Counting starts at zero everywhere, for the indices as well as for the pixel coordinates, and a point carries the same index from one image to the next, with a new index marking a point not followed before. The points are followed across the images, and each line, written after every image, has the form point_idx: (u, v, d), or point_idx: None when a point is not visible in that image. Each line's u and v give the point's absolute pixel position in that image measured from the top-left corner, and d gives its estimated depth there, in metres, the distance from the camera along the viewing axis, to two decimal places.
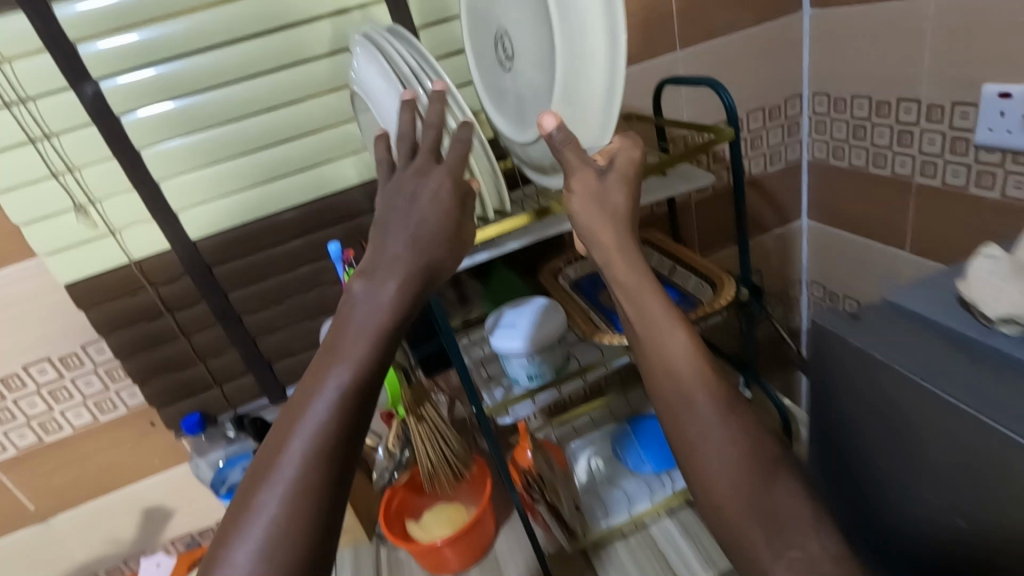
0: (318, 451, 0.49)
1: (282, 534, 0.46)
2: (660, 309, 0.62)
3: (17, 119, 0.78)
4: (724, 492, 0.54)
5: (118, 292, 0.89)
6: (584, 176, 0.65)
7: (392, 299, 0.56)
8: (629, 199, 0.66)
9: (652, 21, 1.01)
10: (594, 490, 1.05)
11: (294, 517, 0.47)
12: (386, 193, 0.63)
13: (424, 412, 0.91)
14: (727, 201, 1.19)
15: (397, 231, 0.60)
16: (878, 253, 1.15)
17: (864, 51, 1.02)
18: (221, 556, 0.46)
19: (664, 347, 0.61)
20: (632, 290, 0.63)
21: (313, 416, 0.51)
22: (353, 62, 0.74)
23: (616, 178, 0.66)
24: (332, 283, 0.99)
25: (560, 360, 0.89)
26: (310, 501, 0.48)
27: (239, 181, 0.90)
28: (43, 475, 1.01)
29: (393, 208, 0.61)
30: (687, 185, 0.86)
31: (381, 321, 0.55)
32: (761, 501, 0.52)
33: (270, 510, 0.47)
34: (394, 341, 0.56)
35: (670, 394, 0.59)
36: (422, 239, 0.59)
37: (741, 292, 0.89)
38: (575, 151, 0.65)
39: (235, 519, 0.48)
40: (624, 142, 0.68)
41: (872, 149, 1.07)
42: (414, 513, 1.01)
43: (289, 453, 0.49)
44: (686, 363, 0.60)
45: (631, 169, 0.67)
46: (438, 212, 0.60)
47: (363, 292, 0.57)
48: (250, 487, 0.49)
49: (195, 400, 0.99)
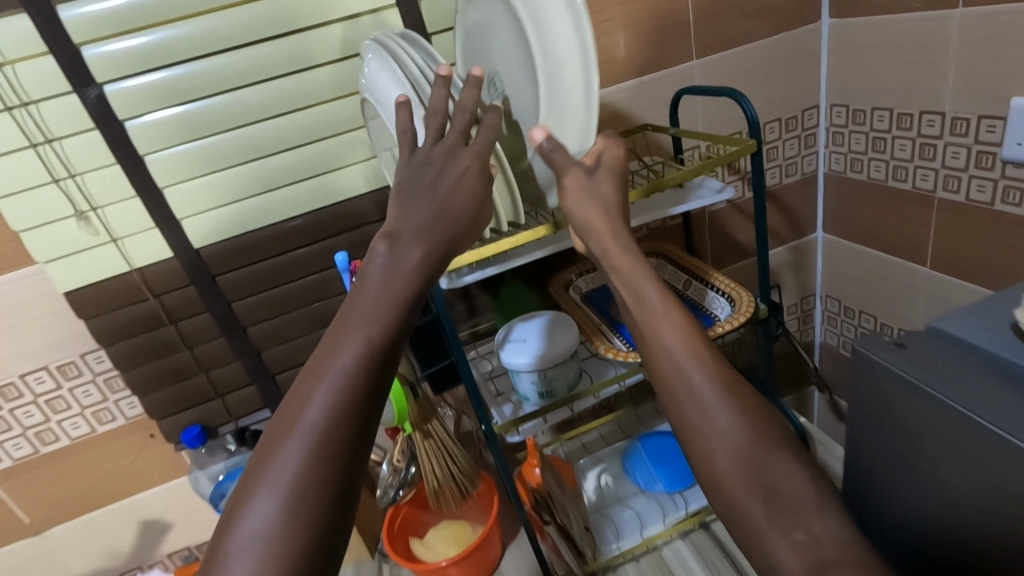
0: (341, 402, 0.52)
1: (307, 478, 0.49)
2: (652, 293, 0.68)
3: (18, 123, 0.76)
4: (718, 457, 0.57)
5: (119, 300, 0.87)
6: (575, 174, 0.68)
7: (412, 265, 0.61)
8: (618, 191, 0.71)
9: (669, 29, 0.99)
10: (604, 508, 1.02)
11: (319, 462, 0.50)
12: (411, 166, 0.66)
13: (430, 428, 0.88)
14: (742, 213, 1.16)
15: (420, 205, 0.64)
16: (897, 269, 1.12)
17: (885, 62, 1.00)
18: (248, 498, 0.48)
19: (658, 330, 0.65)
20: (625, 275, 0.69)
21: (336, 371, 0.54)
22: (365, 70, 0.72)
23: (605, 174, 0.71)
24: (339, 293, 0.97)
25: (572, 377, 0.86)
26: (334, 449, 0.51)
27: (245, 188, 0.88)
28: (39, 487, 0.98)
29: (420, 177, 0.65)
30: (706, 199, 0.83)
31: (402, 285, 0.60)
32: (756, 467, 0.55)
33: (295, 456, 0.50)
34: (413, 306, 0.60)
35: (666, 372, 0.63)
36: (444, 212, 0.64)
37: (760, 309, 0.86)
38: (564, 156, 0.68)
39: (260, 467, 0.50)
40: (609, 143, 0.74)
41: (892, 162, 1.05)
42: (418, 531, 0.99)
43: (313, 404, 0.52)
44: (680, 339, 0.64)
45: (618, 166, 0.72)
46: (461, 188, 0.64)
47: (386, 253, 0.62)
48: (274, 437, 0.52)
49: (195, 411, 0.97)
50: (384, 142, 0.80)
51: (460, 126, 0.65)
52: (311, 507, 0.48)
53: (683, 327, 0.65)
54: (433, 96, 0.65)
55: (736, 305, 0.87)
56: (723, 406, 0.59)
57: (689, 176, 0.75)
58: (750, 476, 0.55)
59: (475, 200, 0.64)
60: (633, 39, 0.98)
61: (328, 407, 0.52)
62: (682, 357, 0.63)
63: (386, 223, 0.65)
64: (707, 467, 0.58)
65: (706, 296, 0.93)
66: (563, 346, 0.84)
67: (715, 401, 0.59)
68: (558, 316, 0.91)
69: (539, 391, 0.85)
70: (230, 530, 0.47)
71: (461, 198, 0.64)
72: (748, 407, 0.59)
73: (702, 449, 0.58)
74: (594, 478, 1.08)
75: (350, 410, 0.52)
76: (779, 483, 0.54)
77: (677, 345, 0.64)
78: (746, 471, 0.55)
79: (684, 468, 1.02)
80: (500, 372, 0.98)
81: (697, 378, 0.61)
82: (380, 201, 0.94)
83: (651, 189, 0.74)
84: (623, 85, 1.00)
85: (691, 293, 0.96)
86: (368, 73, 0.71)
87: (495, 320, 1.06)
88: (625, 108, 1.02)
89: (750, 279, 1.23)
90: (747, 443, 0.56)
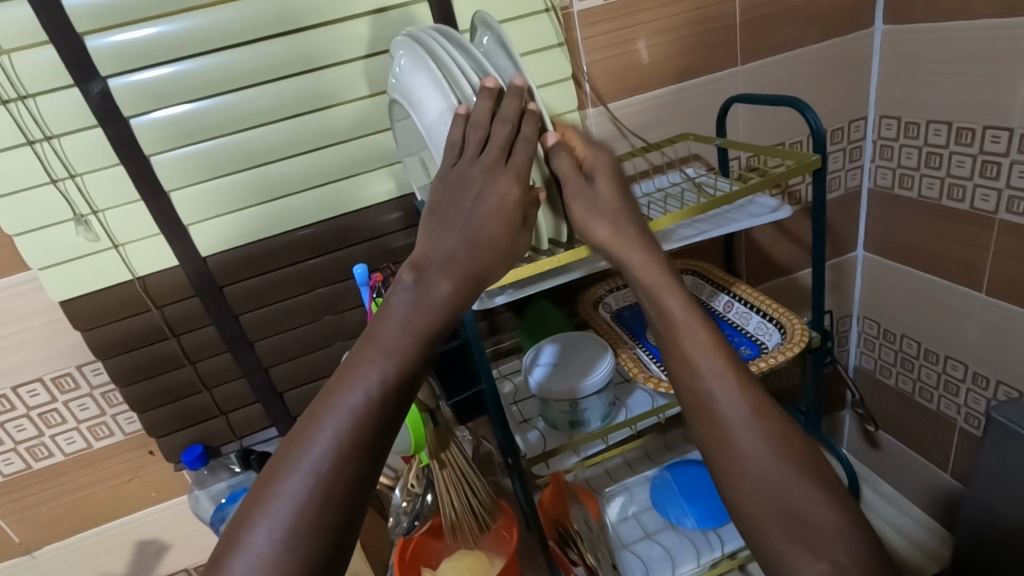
0: (347, 443, 0.47)
1: (306, 521, 0.45)
2: (678, 306, 0.60)
3: (15, 118, 0.70)
4: (755, 505, 0.50)
5: (120, 311, 0.81)
6: (577, 183, 0.63)
7: (440, 299, 0.56)
8: (621, 197, 0.65)
9: (715, 32, 0.93)
10: (630, 544, 0.95)
11: (320, 505, 0.45)
12: (446, 184, 0.60)
13: (447, 457, 0.81)
14: (782, 229, 1.10)
15: (455, 230, 0.59)
16: (947, 294, 1.05)
17: (946, 73, 0.93)
18: (240, 539, 0.44)
19: (682, 348, 0.58)
20: (649, 288, 0.62)
21: (346, 406, 0.49)
22: (397, 69, 0.64)
23: (602, 183, 0.65)
24: (353, 307, 0.91)
25: (607, 407, 0.80)
26: (336, 492, 0.46)
27: (257, 194, 0.81)
28: (30, 505, 0.92)
29: (453, 201, 0.60)
30: (755, 219, 0.76)
31: (428, 320, 0.54)
32: (788, 505, 0.49)
33: (296, 495, 0.45)
34: (435, 343, 0.55)
35: (687, 392, 0.57)
36: (479, 242, 0.58)
37: (813, 338, 0.80)
38: (567, 161, 0.62)
39: (256, 503, 0.46)
40: (593, 151, 0.67)
41: (947, 179, 0.98)
42: (431, 560, 0.91)
43: (320, 440, 0.47)
44: (709, 360, 0.57)
45: (610, 169, 0.66)
46: (497, 216, 0.58)
47: (412, 286, 0.56)
48: (274, 470, 0.47)
49: (197, 430, 0.90)
50: (410, 145, 0.73)
51: (500, 140, 0.57)
52: (307, 553, 0.44)
53: (716, 349, 0.57)
54: (476, 107, 0.57)
55: (787, 333, 0.80)
56: (757, 433, 0.52)
57: (746, 194, 0.69)
58: (776, 509, 0.49)
59: (510, 229, 0.59)
60: (677, 42, 0.91)
61: (336, 445, 0.47)
62: (706, 379, 0.56)
63: (415, 248, 0.60)
64: (734, 495, 0.51)
65: (751, 321, 0.87)
66: (594, 375, 0.77)
67: (746, 423, 0.53)
68: (587, 338, 0.85)
69: (569, 422, 0.79)
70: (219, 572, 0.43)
71: (492, 227, 0.58)
72: (785, 439, 0.52)
73: (742, 499, 0.51)
74: (618, 507, 1.01)
75: (359, 452, 0.48)
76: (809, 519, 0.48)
77: (704, 365, 0.57)
78: (772, 506, 0.49)
79: (718, 504, 0.95)
80: (525, 396, 0.92)
81: (724, 400, 0.54)
82: (401, 210, 0.88)
83: (705, 207, 0.67)
84: (662, 90, 0.94)
85: (733, 315, 0.90)
86: (399, 72, 0.64)
87: (517, 338, 1.00)
88: (664, 116, 0.96)
89: (786, 299, 1.16)
90: (775, 472, 0.50)
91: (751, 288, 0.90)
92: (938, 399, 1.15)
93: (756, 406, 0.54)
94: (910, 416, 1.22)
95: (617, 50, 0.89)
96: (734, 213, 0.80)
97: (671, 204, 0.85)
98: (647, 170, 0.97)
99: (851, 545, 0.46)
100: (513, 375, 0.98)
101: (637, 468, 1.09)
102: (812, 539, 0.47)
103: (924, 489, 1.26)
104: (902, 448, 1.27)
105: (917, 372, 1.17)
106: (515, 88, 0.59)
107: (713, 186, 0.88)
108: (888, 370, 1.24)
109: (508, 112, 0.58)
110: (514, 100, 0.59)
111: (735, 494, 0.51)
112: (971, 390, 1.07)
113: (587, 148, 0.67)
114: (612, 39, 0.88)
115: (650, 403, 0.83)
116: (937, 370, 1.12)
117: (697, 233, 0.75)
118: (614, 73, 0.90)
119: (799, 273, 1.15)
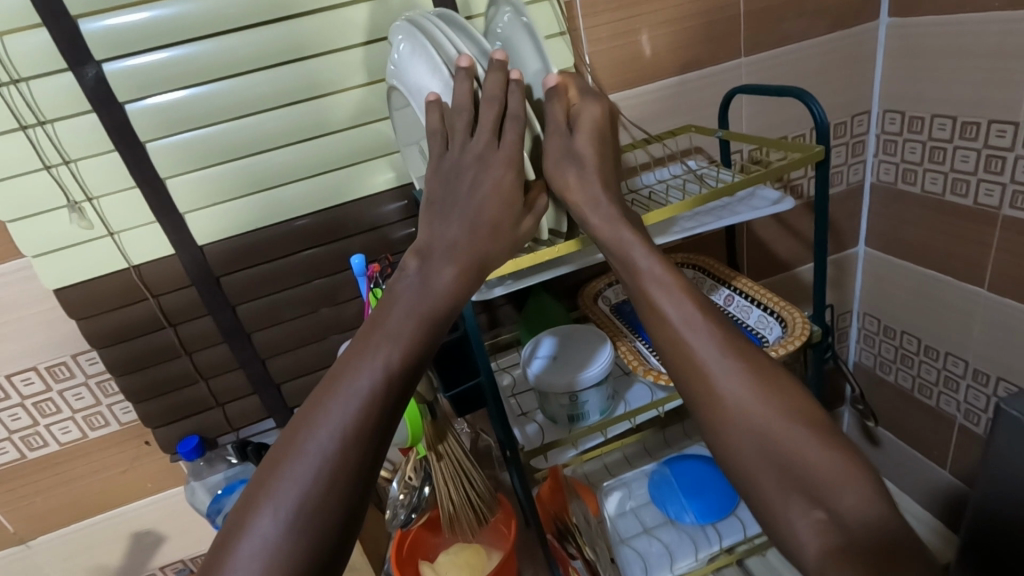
0: (355, 427, 0.47)
1: (312, 504, 0.44)
2: (647, 259, 0.59)
3: (7, 102, 0.69)
4: (759, 473, 0.48)
5: (115, 300, 0.80)
6: (556, 134, 0.60)
7: (442, 289, 0.55)
8: (600, 154, 0.61)
9: (719, 22, 0.91)
10: (629, 539, 0.94)
11: (326, 489, 0.45)
12: (440, 173, 0.60)
13: (444, 449, 0.80)
14: (783, 224, 1.09)
15: (459, 219, 0.59)
16: (949, 289, 1.04)
17: (952, 66, 0.92)
18: (246, 522, 0.44)
19: (658, 301, 0.57)
20: (615, 251, 0.60)
21: (354, 391, 0.48)
22: (395, 54, 0.62)
23: (585, 136, 0.61)
24: (350, 298, 0.90)
25: (607, 399, 0.79)
26: (343, 476, 0.45)
27: (254, 182, 0.80)
28: (24, 496, 0.92)
29: (453, 188, 0.59)
30: (753, 211, 0.76)
31: (434, 307, 0.54)
32: (798, 475, 0.46)
33: (302, 478, 0.45)
34: (438, 331, 0.55)
35: (673, 360, 0.55)
36: (483, 229, 0.58)
37: (814, 333, 0.80)
38: (560, 105, 0.60)
39: (263, 485, 0.45)
40: (586, 98, 0.62)
41: (951, 175, 0.97)
42: (428, 553, 0.91)
43: (327, 424, 0.47)
44: (689, 324, 0.55)
45: (599, 120, 0.62)
46: (497, 206, 0.57)
47: (417, 273, 0.57)
48: (281, 453, 0.47)
49: (192, 421, 0.90)
50: (411, 135, 0.72)
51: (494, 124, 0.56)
52: (314, 536, 0.43)
53: (695, 304, 0.56)
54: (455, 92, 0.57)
55: (788, 328, 0.80)
56: (741, 379, 0.51)
57: (747, 185, 0.68)
58: (769, 458, 0.48)
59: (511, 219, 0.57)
60: (680, 33, 0.90)
61: (342, 429, 0.47)
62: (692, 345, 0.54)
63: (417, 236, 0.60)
64: (725, 450, 0.50)
65: (752, 315, 0.86)
66: (593, 368, 0.77)
67: (728, 371, 0.52)
68: (586, 331, 0.84)
69: (568, 416, 0.78)
70: (226, 555, 0.43)
71: (495, 215, 0.58)
72: (788, 409, 0.50)
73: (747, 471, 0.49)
74: (617, 501, 1.00)
75: (363, 438, 0.47)
76: (798, 465, 0.47)
77: (682, 321, 0.55)
78: (760, 454, 0.48)
79: (718, 500, 0.94)
80: (523, 389, 0.91)
81: (703, 351, 0.53)
82: (401, 200, 0.87)
83: (706, 198, 0.67)
84: (666, 82, 0.93)
85: (733, 309, 0.89)
86: (397, 58, 0.62)
87: (517, 331, 1.00)
88: (666, 108, 0.95)
89: (787, 294, 1.16)
90: (763, 416, 0.49)
91: (752, 282, 0.89)
92: (938, 396, 1.15)
93: (740, 356, 0.53)
94: (910, 412, 1.22)
95: (619, 40, 0.88)
96: (737, 205, 0.80)
97: (673, 195, 0.84)
98: (649, 163, 0.96)
99: (841, 489, 0.45)
100: (512, 368, 0.96)
101: (636, 463, 1.09)
102: (810, 493, 0.45)
103: (923, 485, 1.26)
104: (901, 445, 1.27)
105: (917, 369, 1.17)
106: (497, 63, 0.56)
107: (714, 178, 0.87)
108: (887, 366, 1.24)
109: (495, 91, 0.56)
110: (497, 75, 0.56)
111: (727, 450, 0.50)
112: (971, 387, 1.07)
113: (582, 95, 0.63)
114: (614, 29, 0.87)
115: (649, 397, 0.83)
116: (937, 367, 1.12)
117: (698, 225, 0.74)
118: (616, 64, 0.89)
119: (800, 268, 1.14)
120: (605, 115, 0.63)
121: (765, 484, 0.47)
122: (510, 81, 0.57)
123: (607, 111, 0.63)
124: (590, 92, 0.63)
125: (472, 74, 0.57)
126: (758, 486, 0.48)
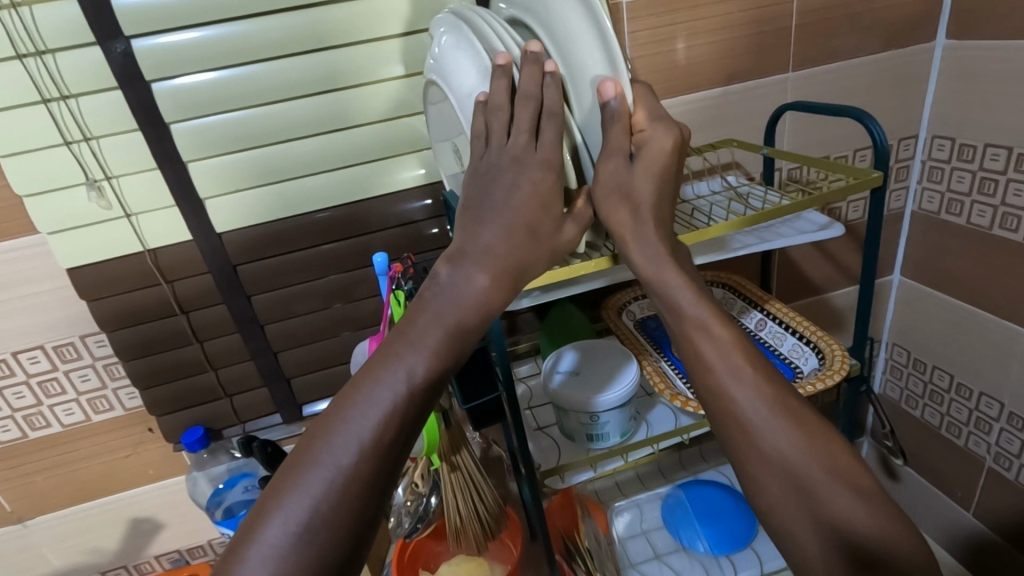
0: (373, 438, 0.44)
1: (322, 517, 0.41)
2: (691, 300, 0.56)
3: (30, 72, 0.67)
4: (791, 512, 0.47)
5: (129, 283, 0.78)
6: (612, 158, 0.55)
7: (470, 299, 0.52)
8: (656, 191, 0.57)
9: (768, 35, 0.88)
10: (638, 563, 0.90)
11: (339, 501, 0.42)
12: (479, 178, 0.57)
13: (459, 460, 0.78)
14: (818, 246, 1.05)
15: (492, 221, 0.55)
16: (987, 327, 1.00)
17: (1007, 94, 0.87)
18: (253, 533, 0.41)
19: (694, 342, 0.55)
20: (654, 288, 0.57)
21: (375, 402, 0.46)
22: (436, 48, 0.59)
23: (643, 169, 0.56)
24: (366, 295, 0.87)
25: (629, 420, 0.76)
26: (358, 489, 0.43)
27: (280, 171, 0.78)
28: (25, 474, 0.90)
29: (487, 191, 0.56)
30: (799, 237, 0.72)
31: (464, 320, 0.51)
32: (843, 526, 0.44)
33: (314, 489, 0.42)
34: (464, 346, 0.51)
35: (708, 395, 0.53)
36: (520, 238, 0.54)
37: (853, 367, 0.76)
38: (621, 130, 0.55)
39: (274, 492, 0.43)
40: (658, 126, 0.57)
41: (1001, 208, 0.93)
42: (430, 564, 0.88)
43: (345, 435, 0.44)
44: (721, 361, 0.53)
45: (667, 155, 0.57)
46: (533, 216, 0.54)
47: (447, 279, 0.53)
48: (295, 461, 0.44)
49: (198, 410, 0.87)
50: (444, 130, 0.69)
51: (523, 122, 0.54)
52: (322, 551, 0.41)
53: (734, 343, 0.53)
54: (493, 89, 0.54)
55: (826, 360, 0.76)
56: (783, 429, 0.49)
57: (798, 209, 0.64)
58: (807, 505, 0.46)
59: (545, 224, 0.55)
60: (722, 44, 0.87)
61: (361, 441, 0.44)
62: (725, 375, 0.52)
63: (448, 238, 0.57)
64: (756, 487, 0.48)
65: (785, 342, 0.82)
66: (615, 390, 0.73)
67: (770, 424, 0.49)
68: (608, 346, 0.81)
69: (586, 435, 0.74)
70: (230, 567, 0.40)
71: (532, 218, 0.54)
72: (828, 452, 0.47)
73: (779, 509, 0.47)
74: (626, 522, 0.97)
75: (378, 451, 0.44)
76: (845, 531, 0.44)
77: (721, 366, 0.52)
78: (802, 503, 0.46)
79: (736, 528, 0.89)
80: (540, 402, 0.88)
81: (743, 400, 0.51)
82: (427, 197, 0.84)
83: (756, 219, 0.63)
84: (708, 93, 0.89)
85: (765, 334, 0.85)
86: (439, 52, 0.59)
87: (535, 340, 0.98)
88: (707, 121, 0.91)
89: (815, 319, 1.12)
90: (809, 468, 0.47)
91: (786, 307, 0.85)
92: (966, 436, 1.10)
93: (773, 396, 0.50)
94: (937, 452, 1.17)
95: (659, 47, 0.84)
96: (782, 227, 0.76)
97: (716, 213, 0.80)
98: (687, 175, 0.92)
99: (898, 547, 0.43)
100: (530, 378, 0.93)
101: (649, 481, 1.06)
102: (864, 563, 0.43)
103: (943, 526, 1.21)
104: (923, 483, 1.23)
105: (946, 406, 1.12)
106: (533, 55, 0.55)
107: (759, 197, 0.82)
108: (914, 400, 1.20)
109: (530, 88, 0.54)
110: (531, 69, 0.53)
111: (763, 497, 0.48)
112: (1004, 431, 1.02)
113: (653, 120, 0.57)
114: (655, 35, 0.83)
115: (673, 421, 0.79)
116: (969, 407, 1.07)
117: (742, 246, 0.71)
118: (654, 73, 0.86)
119: (833, 293, 1.10)
120: (676, 148, 0.58)
121: (800, 528, 0.46)
122: (546, 75, 0.55)
123: (679, 144, 0.58)
124: (664, 118, 0.58)
125: (512, 71, 0.55)
126: (808, 553, 0.45)
